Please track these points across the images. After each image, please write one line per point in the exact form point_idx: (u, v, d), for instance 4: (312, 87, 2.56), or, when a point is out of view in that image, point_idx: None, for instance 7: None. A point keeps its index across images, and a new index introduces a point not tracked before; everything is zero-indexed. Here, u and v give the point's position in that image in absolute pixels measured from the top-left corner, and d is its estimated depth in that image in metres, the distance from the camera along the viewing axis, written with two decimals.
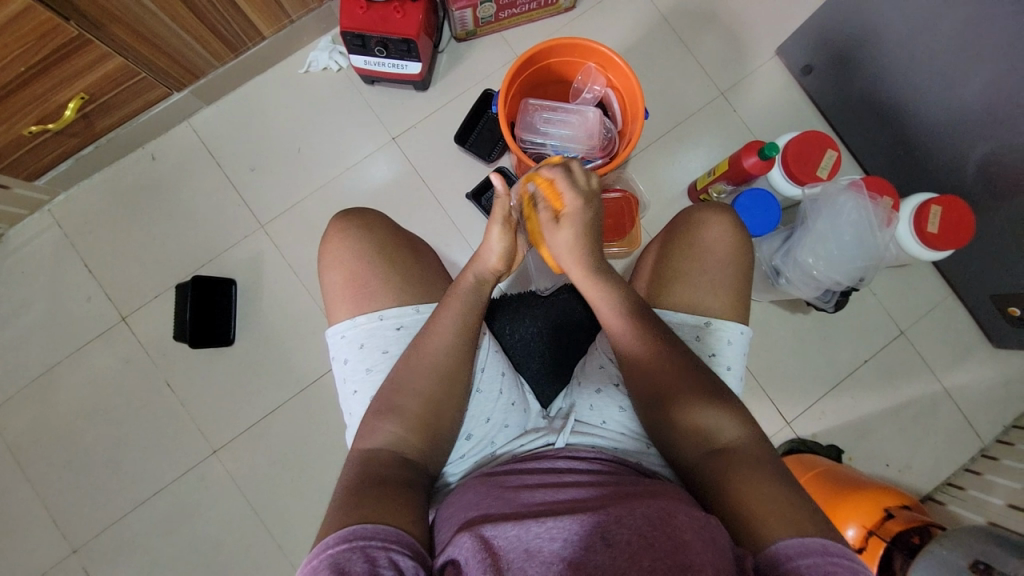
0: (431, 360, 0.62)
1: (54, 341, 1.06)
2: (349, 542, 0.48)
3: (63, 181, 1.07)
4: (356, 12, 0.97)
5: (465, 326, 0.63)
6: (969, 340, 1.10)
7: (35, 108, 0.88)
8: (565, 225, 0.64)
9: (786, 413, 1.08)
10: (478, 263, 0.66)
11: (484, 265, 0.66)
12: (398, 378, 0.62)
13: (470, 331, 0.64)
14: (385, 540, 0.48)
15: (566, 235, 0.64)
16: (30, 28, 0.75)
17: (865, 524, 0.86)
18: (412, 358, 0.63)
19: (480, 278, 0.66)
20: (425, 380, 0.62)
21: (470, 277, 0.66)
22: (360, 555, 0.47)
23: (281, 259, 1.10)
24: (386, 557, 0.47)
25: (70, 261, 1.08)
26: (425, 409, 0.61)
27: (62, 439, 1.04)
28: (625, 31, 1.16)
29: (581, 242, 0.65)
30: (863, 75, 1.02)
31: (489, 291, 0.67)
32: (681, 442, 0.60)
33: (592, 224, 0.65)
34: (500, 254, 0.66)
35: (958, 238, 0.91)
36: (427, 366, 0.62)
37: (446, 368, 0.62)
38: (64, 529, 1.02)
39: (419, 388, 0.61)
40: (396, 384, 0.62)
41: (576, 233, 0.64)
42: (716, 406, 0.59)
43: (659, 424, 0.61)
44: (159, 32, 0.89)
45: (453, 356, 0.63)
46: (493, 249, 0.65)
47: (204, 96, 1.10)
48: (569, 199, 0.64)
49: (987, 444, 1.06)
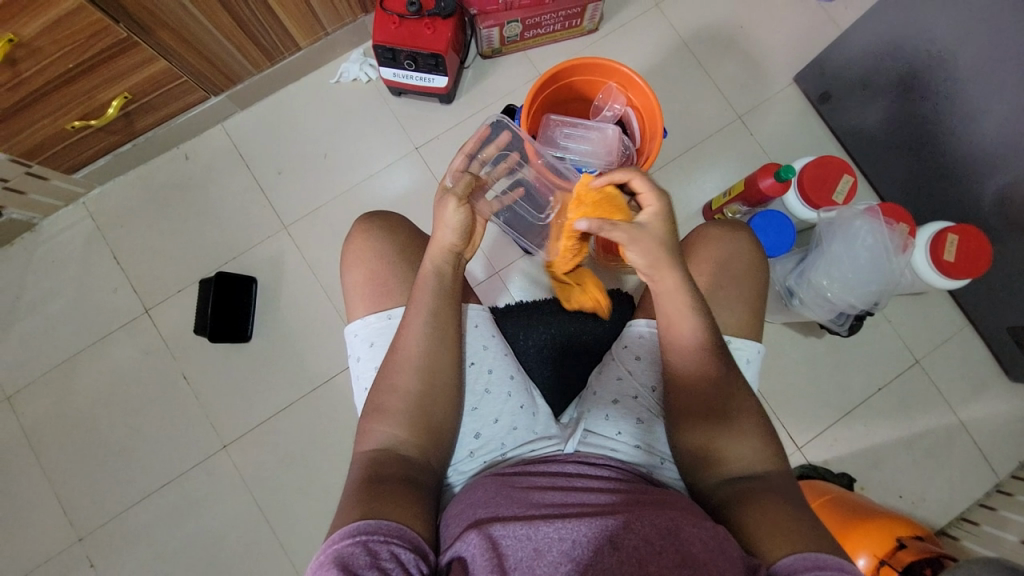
0: (416, 355, 0.62)
1: (78, 329, 1.09)
2: (352, 537, 0.48)
3: (99, 175, 1.11)
4: (388, 26, 1.01)
5: (438, 317, 0.64)
6: (986, 372, 1.08)
7: (80, 104, 0.93)
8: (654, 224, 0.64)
9: (796, 437, 1.07)
10: (435, 246, 0.66)
11: (440, 246, 0.66)
12: (380, 376, 0.63)
13: (444, 321, 0.64)
14: (386, 535, 0.49)
15: (654, 235, 0.63)
16: (82, 26, 0.80)
17: (876, 553, 0.84)
18: (390, 352, 0.64)
19: (439, 264, 0.66)
20: (403, 375, 0.62)
21: (431, 264, 0.66)
22: (362, 549, 0.47)
23: (301, 260, 1.12)
24: (388, 551, 0.48)
25: (100, 252, 1.12)
26: (411, 405, 0.61)
27: (78, 426, 1.06)
28: (646, 54, 1.19)
29: (665, 239, 0.63)
30: (882, 104, 1.04)
31: (451, 270, 0.67)
32: (703, 470, 0.60)
33: (674, 220, 0.65)
34: (454, 228, 0.66)
35: (975, 267, 0.91)
36: (406, 359, 0.62)
37: (453, 369, 0.64)
38: (72, 515, 1.03)
39: (421, 391, 0.61)
40: (382, 381, 0.63)
41: (659, 231, 0.63)
42: (731, 428, 0.60)
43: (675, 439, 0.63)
44: (201, 37, 0.94)
45: (427, 348, 0.63)
46: (448, 225, 0.65)
47: (238, 101, 1.14)
48: (651, 200, 0.65)
49: (1003, 479, 1.04)
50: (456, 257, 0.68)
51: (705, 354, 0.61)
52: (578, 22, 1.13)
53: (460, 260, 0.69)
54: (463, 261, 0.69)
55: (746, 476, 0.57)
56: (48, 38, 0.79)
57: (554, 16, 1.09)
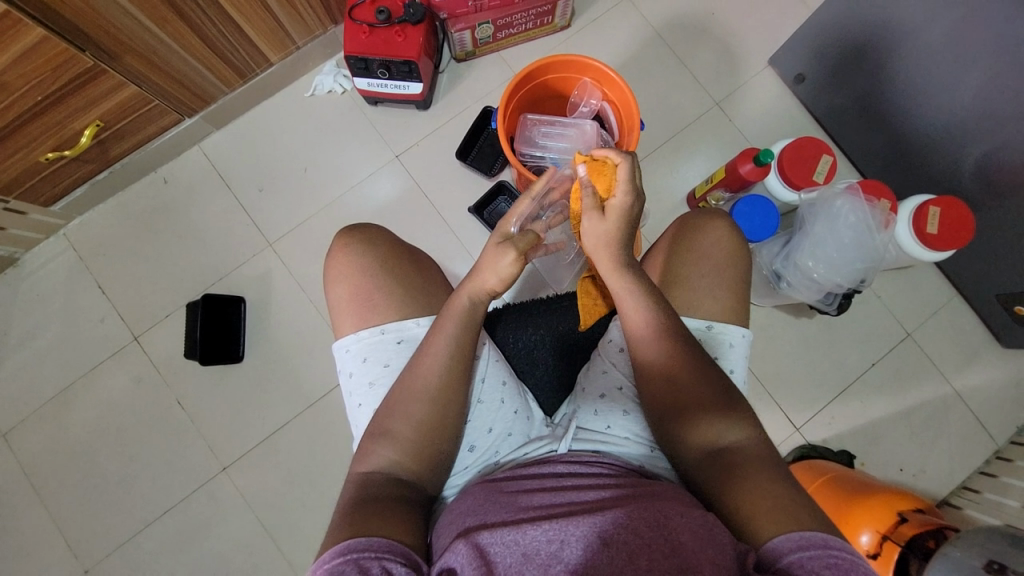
0: (425, 380, 0.62)
1: (69, 361, 1.09)
2: (342, 556, 0.48)
3: (78, 205, 1.10)
4: (359, 36, 1.00)
5: (459, 347, 0.63)
6: (978, 341, 1.09)
7: (51, 136, 0.92)
8: (613, 217, 0.63)
9: (794, 419, 1.07)
10: (475, 283, 0.65)
11: (480, 285, 0.65)
12: (391, 402, 0.62)
13: (465, 353, 0.64)
14: (376, 551, 0.49)
15: (608, 230, 0.63)
16: (46, 58, 0.79)
17: (879, 529, 0.84)
18: (405, 378, 0.63)
19: (474, 299, 0.65)
20: (417, 403, 0.62)
21: (465, 296, 0.65)
22: (353, 566, 0.47)
23: (289, 276, 1.12)
24: (379, 566, 0.48)
25: (84, 283, 1.11)
26: (419, 433, 0.61)
27: (75, 458, 1.06)
28: (620, 47, 1.19)
29: (620, 234, 0.63)
30: (856, 81, 1.04)
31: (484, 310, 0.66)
32: (683, 444, 0.60)
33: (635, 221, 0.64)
34: (501, 276, 0.65)
35: (959, 238, 0.91)
36: (423, 389, 0.62)
37: (445, 390, 0.62)
38: (75, 549, 1.03)
39: (413, 414, 0.61)
40: (390, 407, 0.62)
41: (619, 225, 0.63)
42: (721, 415, 0.59)
43: (670, 439, 0.61)
44: (170, 60, 0.93)
45: (446, 375, 0.62)
46: (495, 272, 0.64)
47: (214, 121, 1.14)
48: (619, 194, 0.62)
49: (1001, 446, 1.05)
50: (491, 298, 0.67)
51: (672, 343, 0.62)
52: (550, 19, 1.13)
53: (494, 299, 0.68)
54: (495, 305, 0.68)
55: (724, 443, 0.58)
56: (13, 73, 0.78)
57: (525, 15, 1.09)
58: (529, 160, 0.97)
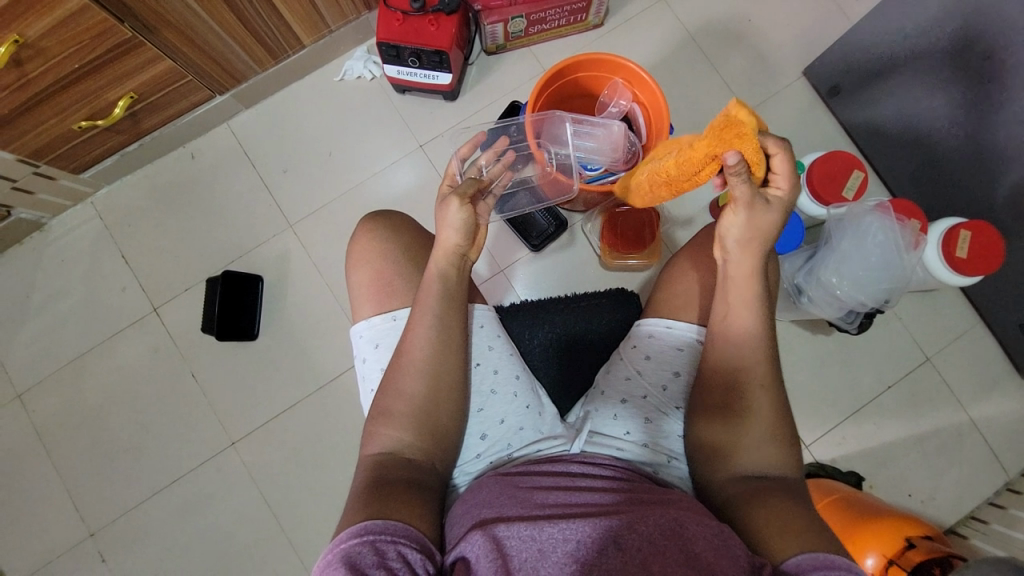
0: (419, 359, 0.62)
1: (87, 328, 1.10)
2: (359, 537, 0.49)
3: (106, 175, 1.12)
4: (393, 24, 1.00)
5: (443, 321, 0.63)
6: (998, 370, 1.07)
7: (85, 104, 0.93)
8: (777, 210, 0.62)
9: (804, 436, 1.06)
10: (439, 248, 0.66)
11: (445, 248, 0.66)
12: (386, 379, 0.63)
13: (450, 329, 0.63)
14: (393, 535, 0.49)
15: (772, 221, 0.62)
16: (87, 26, 0.80)
17: (885, 553, 0.83)
18: (395, 355, 0.63)
19: (441, 264, 0.66)
20: (412, 379, 0.61)
21: (434, 265, 0.66)
22: (369, 548, 0.48)
23: (307, 258, 1.13)
24: (394, 550, 0.48)
25: (107, 252, 1.13)
26: (427, 417, 0.61)
27: (88, 423, 1.08)
28: (652, 49, 1.18)
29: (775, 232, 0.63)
30: (892, 98, 1.02)
31: (454, 272, 0.66)
32: (712, 457, 0.61)
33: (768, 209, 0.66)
34: (457, 228, 0.65)
35: (986, 263, 0.89)
36: (412, 364, 0.62)
37: (436, 368, 0.62)
38: (84, 512, 1.05)
39: (410, 393, 0.61)
40: (387, 384, 0.62)
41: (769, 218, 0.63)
42: (750, 434, 0.59)
43: (701, 446, 0.62)
44: (206, 36, 0.94)
45: (438, 353, 0.62)
46: (450, 227, 0.65)
47: (243, 100, 1.14)
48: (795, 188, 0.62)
49: (1013, 478, 1.03)
50: (460, 259, 0.67)
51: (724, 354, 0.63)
52: (583, 16, 1.12)
53: (466, 262, 0.68)
54: (469, 263, 0.68)
55: (759, 475, 0.57)
56: (54, 39, 0.79)
57: (558, 11, 1.08)
58: None
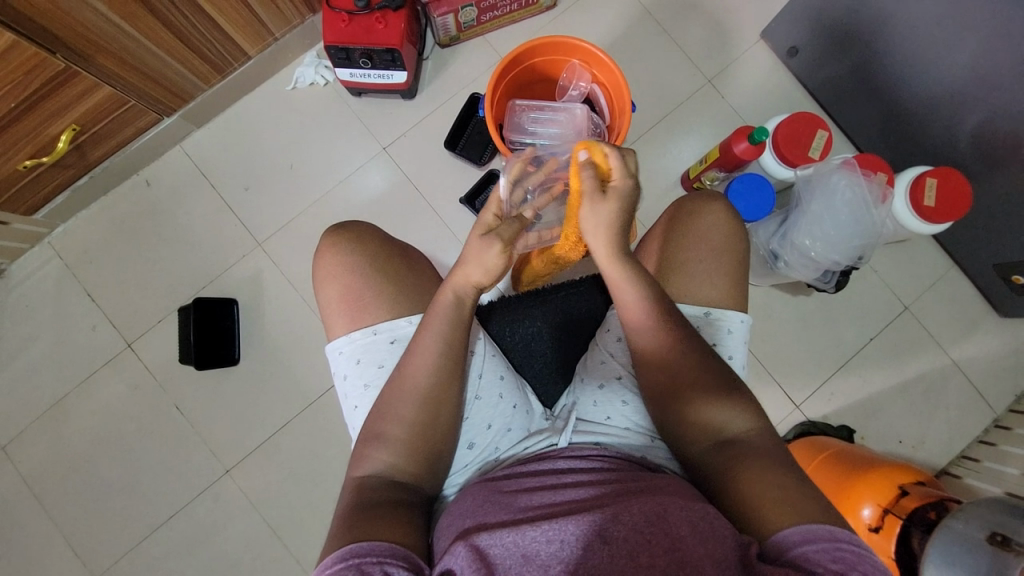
0: (420, 384, 0.61)
1: (62, 371, 1.07)
2: (345, 561, 0.48)
3: (61, 212, 1.08)
4: (338, 25, 0.97)
5: (449, 347, 0.62)
6: (976, 310, 1.09)
7: (28, 142, 0.89)
8: (609, 202, 0.60)
9: (794, 396, 1.07)
10: (459, 276, 0.63)
11: (466, 280, 0.62)
12: (380, 403, 0.62)
13: (454, 352, 0.62)
14: (379, 554, 0.49)
15: (606, 214, 0.61)
16: (18, 62, 0.76)
17: (880, 503, 0.84)
18: (393, 377, 0.63)
19: (459, 295, 0.63)
20: (407, 405, 0.61)
21: (450, 293, 0.63)
22: (355, 571, 0.48)
23: (281, 274, 1.10)
24: (380, 570, 0.48)
25: (72, 292, 1.09)
26: (411, 434, 0.60)
27: (76, 467, 1.05)
28: (608, 26, 1.16)
29: (617, 221, 0.61)
30: (850, 52, 1.01)
31: (471, 304, 0.64)
32: (688, 438, 0.60)
33: (632, 202, 0.61)
34: (486, 268, 0.62)
35: (955, 210, 0.90)
36: (411, 390, 0.61)
37: (436, 393, 0.61)
38: (84, 557, 1.03)
39: (404, 416, 0.61)
40: (380, 410, 0.62)
41: (615, 210, 0.60)
42: (724, 405, 0.59)
43: (672, 424, 0.61)
44: (144, 58, 0.90)
45: (437, 376, 0.61)
46: (478, 265, 0.61)
47: (193, 119, 1.10)
48: (619, 177, 0.60)
49: (999, 414, 1.06)
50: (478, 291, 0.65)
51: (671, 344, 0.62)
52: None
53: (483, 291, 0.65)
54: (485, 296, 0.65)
55: (732, 441, 0.57)
56: None
57: None
58: (519, 148, 0.94)
